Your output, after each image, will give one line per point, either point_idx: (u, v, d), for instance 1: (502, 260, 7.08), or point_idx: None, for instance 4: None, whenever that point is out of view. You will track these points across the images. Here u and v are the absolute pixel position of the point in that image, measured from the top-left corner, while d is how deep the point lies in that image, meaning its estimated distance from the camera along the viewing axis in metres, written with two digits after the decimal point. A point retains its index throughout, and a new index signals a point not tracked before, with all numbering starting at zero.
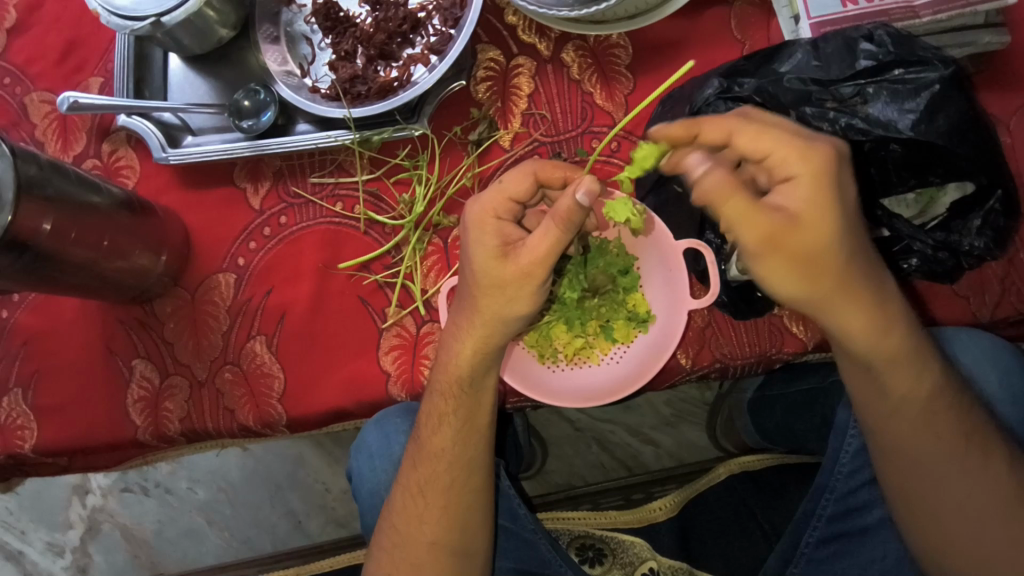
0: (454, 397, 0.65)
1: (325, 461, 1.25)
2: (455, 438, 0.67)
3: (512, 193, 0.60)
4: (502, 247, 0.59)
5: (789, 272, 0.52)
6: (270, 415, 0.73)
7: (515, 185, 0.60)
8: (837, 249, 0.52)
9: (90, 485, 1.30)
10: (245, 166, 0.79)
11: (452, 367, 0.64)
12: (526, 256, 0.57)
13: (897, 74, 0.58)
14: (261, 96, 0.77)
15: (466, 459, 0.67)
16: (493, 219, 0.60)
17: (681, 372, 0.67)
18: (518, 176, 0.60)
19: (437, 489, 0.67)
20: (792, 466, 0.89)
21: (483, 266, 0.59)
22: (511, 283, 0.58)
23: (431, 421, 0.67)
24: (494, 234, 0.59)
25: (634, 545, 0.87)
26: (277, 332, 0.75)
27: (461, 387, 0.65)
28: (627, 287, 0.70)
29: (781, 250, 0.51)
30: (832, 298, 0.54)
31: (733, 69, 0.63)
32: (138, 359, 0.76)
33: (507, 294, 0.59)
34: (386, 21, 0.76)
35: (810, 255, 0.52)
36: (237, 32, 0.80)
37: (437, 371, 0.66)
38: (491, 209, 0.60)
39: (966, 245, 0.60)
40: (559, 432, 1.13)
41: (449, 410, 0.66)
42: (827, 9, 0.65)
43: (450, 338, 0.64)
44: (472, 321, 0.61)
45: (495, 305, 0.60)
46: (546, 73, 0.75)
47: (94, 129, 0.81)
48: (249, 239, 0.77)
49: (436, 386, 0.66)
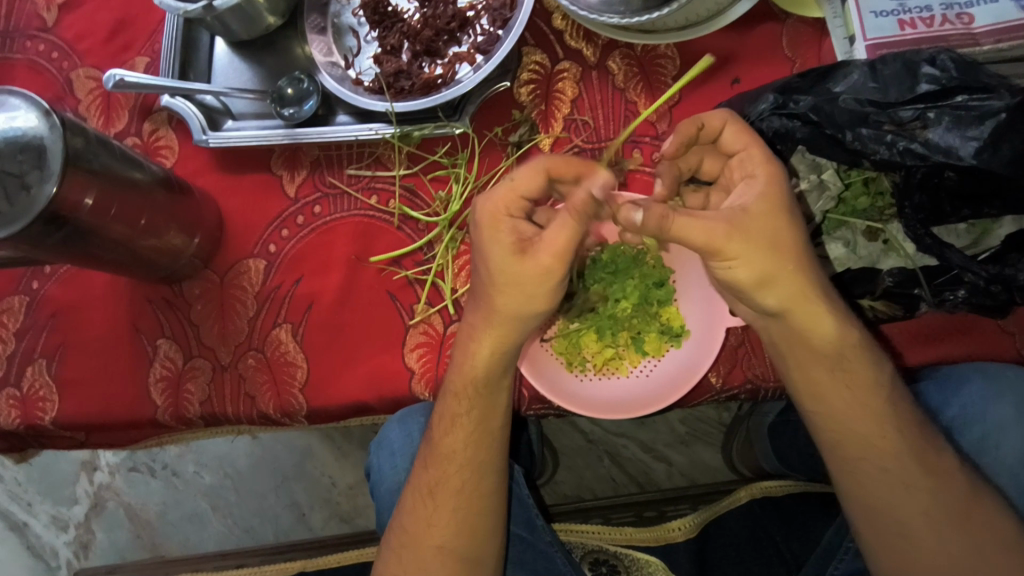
0: (467, 398, 0.64)
1: (333, 455, 1.24)
2: (469, 439, 0.66)
3: (519, 187, 0.59)
4: (518, 243, 0.58)
5: (757, 254, 0.54)
6: (291, 404, 0.73)
7: (526, 183, 0.59)
8: (790, 236, 0.55)
9: (98, 462, 1.30)
10: (283, 153, 0.79)
11: (469, 365, 0.63)
12: (546, 252, 0.56)
13: (961, 100, 0.57)
14: (304, 85, 0.77)
15: (477, 461, 0.66)
16: (505, 218, 0.59)
17: (711, 391, 0.65)
18: (530, 172, 0.59)
19: (457, 492, 0.66)
20: (815, 495, 0.86)
21: (499, 265, 0.58)
22: (525, 279, 0.57)
23: (444, 422, 0.66)
24: (508, 232, 0.58)
25: (650, 564, 0.84)
26: (304, 321, 0.75)
27: (476, 389, 0.63)
28: (661, 299, 0.68)
29: (749, 240, 0.53)
30: (787, 286, 0.55)
31: (790, 87, 0.62)
32: (164, 339, 0.76)
33: (525, 290, 0.58)
34: (434, 18, 0.76)
35: (770, 235, 0.54)
36: (285, 20, 0.80)
37: (454, 374, 0.64)
38: (501, 204, 0.59)
39: (1021, 278, 0.58)
40: (571, 442, 1.12)
41: (463, 410, 0.64)
42: (883, 32, 0.65)
43: (467, 339, 0.63)
44: (490, 321, 0.60)
45: (509, 302, 0.59)
46: (591, 80, 0.75)
47: (136, 108, 0.81)
48: (282, 226, 0.77)
49: (448, 387, 0.64)
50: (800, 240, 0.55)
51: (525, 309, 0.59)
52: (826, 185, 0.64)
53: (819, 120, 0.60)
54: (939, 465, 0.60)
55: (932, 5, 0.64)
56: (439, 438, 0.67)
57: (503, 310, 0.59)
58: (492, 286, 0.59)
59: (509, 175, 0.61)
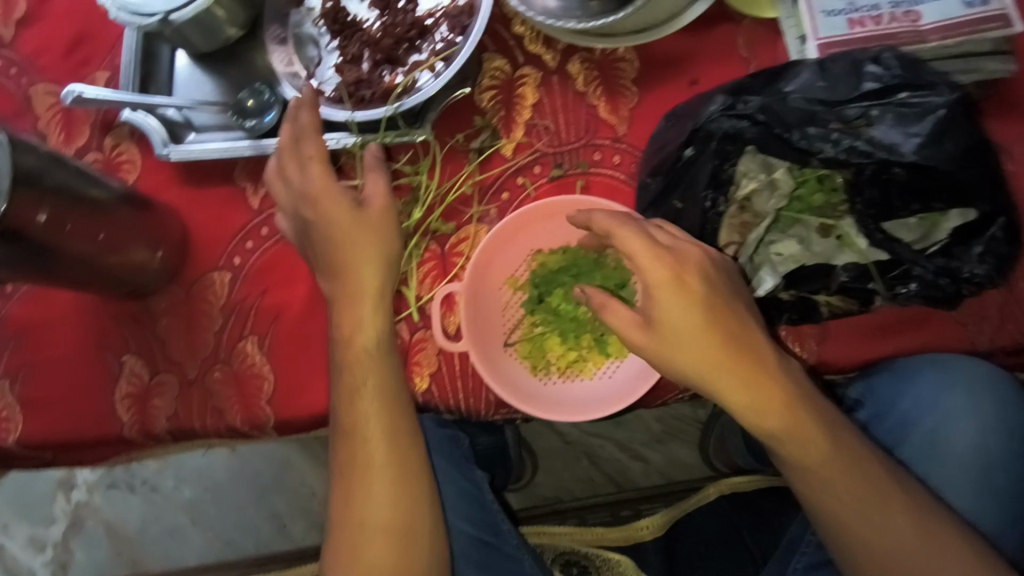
0: (363, 368, 0.65)
1: (312, 465, 1.23)
2: (378, 418, 0.65)
3: (321, 162, 0.67)
4: (353, 202, 0.67)
5: (683, 343, 0.57)
6: (258, 417, 0.72)
7: (317, 149, 0.67)
8: (714, 337, 0.57)
9: (75, 480, 1.29)
10: (247, 165, 0.79)
11: (352, 331, 0.66)
12: (375, 203, 0.67)
13: (903, 97, 0.58)
14: (265, 97, 0.77)
15: (395, 435, 0.66)
16: (326, 185, 0.67)
17: (676, 389, 0.66)
18: (319, 150, 0.67)
19: (376, 474, 0.66)
20: (783, 490, 0.88)
21: (338, 219, 0.66)
22: (346, 228, 0.66)
23: (348, 399, 0.65)
24: (335, 195, 0.66)
25: (620, 564, 0.85)
26: (270, 333, 0.74)
27: (368, 356, 0.65)
28: (623, 301, 0.70)
29: (665, 332, 0.57)
30: (715, 386, 0.57)
31: (741, 85, 0.62)
32: (130, 355, 0.75)
33: (377, 233, 0.67)
34: (393, 26, 0.76)
35: (686, 343, 0.57)
36: (245, 32, 0.80)
37: (340, 347, 0.67)
38: (316, 180, 0.66)
39: (966, 270, 0.60)
40: (549, 444, 1.12)
41: (366, 388, 0.65)
42: (835, 31, 0.66)
43: (342, 309, 0.66)
44: (342, 279, 0.66)
45: (366, 249, 0.66)
46: (552, 85, 0.75)
47: (97, 122, 0.81)
48: (247, 238, 0.77)
49: (344, 365, 0.66)
50: (722, 344, 0.57)
51: (375, 257, 0.67)
52: (776, 186, 0.65)
53: (767, 118, 0.60)
54: (919, 506, 0.60)
55: (880, 4, 0.65)
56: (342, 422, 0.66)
57: (352, 265, 0.66)
58: (326, 239, 0.66)
59: (304, 157, 0.67)
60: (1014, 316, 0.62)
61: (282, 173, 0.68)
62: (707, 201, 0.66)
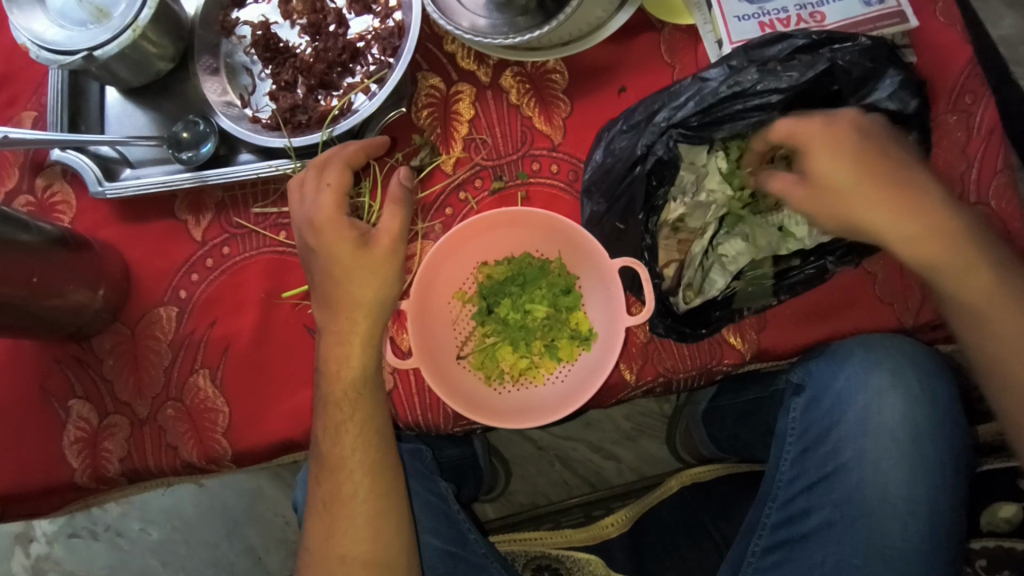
0: (350, 403, 0.64)
1: (283, 494, 1.21)
2: (355, 443, 0.64)
3: (339, 187, 0.63)
4: (358, 236, 0.62)
5: (832, 214, 0.60)
6: (215, 450, 0.72)
7: (340, 180, 0.64)
8: (881, 203, 0.58)
9: (34, 532, 1.24)
10: (186, 198, 0.78)
11: (338, 366, 0.64)
12: (385, 235, 0.63)
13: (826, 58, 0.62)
14: (200, 128, 0.77)
15: (372, 461, 0.65)
16: (336, 219, 0.62)
17: (627, 387, 0.68)
18: (339, 174, 0.64)
19: (356, 499, 0.64)
20: (743, 475, 0.91)
21: (343, 258, 0.62)
22: (350, 264, 0.62)
23: (330, 432, 0.64)
24: (343, 232, 0.62)
25: (589, 564, 0.87)
26: (221, 365, 0.74)
27: (354, 391, 0.63)
28: (569, 306, 0.71)
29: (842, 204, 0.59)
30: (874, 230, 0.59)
31: (663, 98, 0.64)
32: (75, 400, 0.74)
33: (376, 272, 0.63)
34: (325, 50, 0.76)
35: (850, 198, 0.59)
36: (176, 64, 0.79)
37: (326, 382, 0.64)
38: (330, 207, 0.62)
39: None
40: (521, 451, 1.12)
41: (348, 416, 0.64)
42: (746, 34, 0.71)
43: (333, 344, 0.64)
44: (340, 314, 0.63)
45: (367, 290, 0.63)
46: (487, 99, 0.77)
47: (28, 164, 0.79)
48: (191, 271, 0.76)
49: (329, 397, 0.64)
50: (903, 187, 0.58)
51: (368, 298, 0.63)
52: (707, 202, 0.68)
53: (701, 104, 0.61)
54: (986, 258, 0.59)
55: (787, 8, 0.71)
56: (319, 450, 0.65)
57: (352, 302, 0.62)
58: (327, 273, 0.62)
59: (320, 181, 0.64)
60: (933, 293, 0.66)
61: (300, 188, 0.64)
62: (646, 224, 0.66)
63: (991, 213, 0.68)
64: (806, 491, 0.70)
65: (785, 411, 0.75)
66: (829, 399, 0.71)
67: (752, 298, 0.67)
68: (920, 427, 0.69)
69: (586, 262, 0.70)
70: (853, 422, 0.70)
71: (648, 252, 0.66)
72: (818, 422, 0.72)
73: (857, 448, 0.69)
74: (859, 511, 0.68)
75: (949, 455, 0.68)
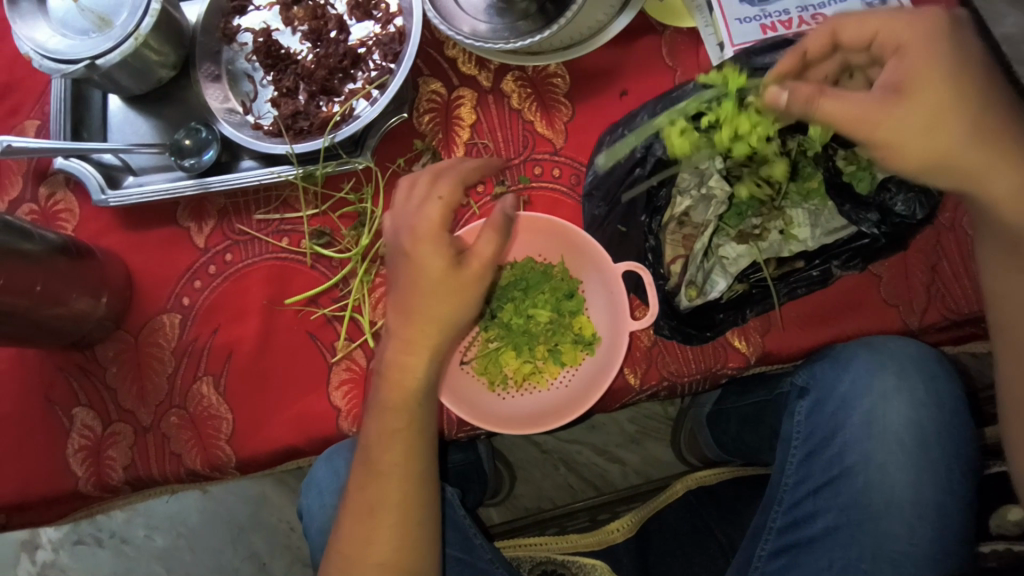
0: (406, 412, 0.61)
1: (288, 500, 1.21)
2: (404, 452, 0.62)
3: (449, 204, 0.57)
4: (455, 255, 0.57)
5: (916, 140, 0.52)
6: (218, 458, 0.72)
7: (450, 194, 0.58)
8: (957, 115, 0.52)
9: (40, 539, 1.25)
10: (189, 205, 0.78)
11: (400, 374, 0.60)
12: (477, 259, 0.58)
13: None
14: (202, 135, 0.77)
15: (417, 473, 0.62)
16: (436, 232, 0.57)
17: (631, 392, 0.68)
18: (451, 187, 0.58)
19: (394, 507, 0.62)
20: (747, 478, 0.90)
21: (432, 273, 0.57)
22: (437, 284, 0.57)
23: (376, 440, 0.62)
24: (439, 248, 0.57)
25: (595, 567, 0.86)
26: (225, 372, 0.74)
27: (413, 402, 0.61)
28: (572, 310, 0.71)
29: (896, 118, 0.52)
30: (958, 155, 0.52)
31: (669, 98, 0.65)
32: (79, 407, 0.74)
33: (460, 294, 0.58)
34: (326, 57, 0.76)
35: (945, 112, 0.52)
36: (178, 71, 0.79)
37: (383, 386, 0.61)
38: (434, 221, 0.57)
39: (897, 208, 0.63)
40: (525, 455, 1.12)
41: (400, 423, 0.61)
42: (748, 37, 0.71)
43: (399, 350, 0.60)
44: (411, 324, 0.59)
45: (447, 309, 0.58)
46: (488, 104, 0.77)
47: (30, 172, 0.79)
48: (194, 278, 0.76)
49: (384, 400, 0.61)
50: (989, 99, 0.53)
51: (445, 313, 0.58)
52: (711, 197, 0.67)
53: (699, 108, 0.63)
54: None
55: (789, 9, 0.71)
56: (369, 451, 0.62)
57: (428, 318, 0.58)
58: (410, 285, 0.58)
59: (427, 189, 0.59)
60: (940, 294, 0.65)
61: (407, 191, 0.59)
62: (649, 225, 0.67)
63: None
64: (812, 495, 0.70)
65: (789, 413, 0.74)
66: (833, 402, 0.70)
67: (753, 300, 0.67)
68: (925, 431, 0.68)
69: (589, 266, 0.71)
70: (858, 426, 0.69)
71: (652, 255, 0.67)
72: (823, 425, 0.71)
73: (862, 452, 0.69)
74: (865, 516, 0.67)
75: (956, 459, 0.68)
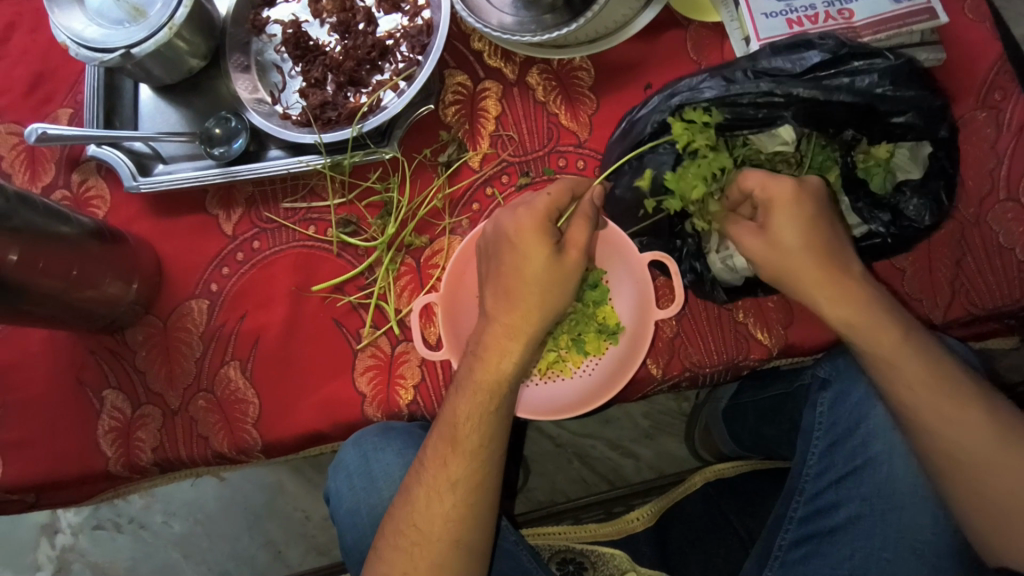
0: (488, 391, 0.63)
1: (304, 488, 1.22)
2: (486, 434, 0.63)
3: (555, 202, 0.63)
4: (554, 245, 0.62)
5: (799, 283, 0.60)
6: (245, 441, 0.73)
7: (558, 194, 0.64)
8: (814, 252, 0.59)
9: (59, 524, 1.26)
10: (217, 193, 0.79)
11: (498, 356, 0.63)
12: (574, 248, 0.63)
13: (853, 62, 0.62)
14: (232, 124, 0.78)
15: (482, 454, 0.64)
16: (537, 226, 0.62)
17: (653, 382, 0.69)
18: (559, 187, 0.64)
19: (441, 490, 0.63)
20: (765, 472, 0.91)
21: (537, 262, 0.62)
22: (542, 271, 0.62)
23: (453, 419, 0.64)
24: (541, 240, 0.62)
25: (615, 557, 0.86)
26: (252, 357, 0.75)
27: (503, 385, 0.63)
28: (596, 300, 0.71)
29: (783, 257, 0.60)
30: (823, 280, 0.59)
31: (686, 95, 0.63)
32: (109, 390, 0.75)
33: (553, 285, 0.63)
34: (354, 48, 0.77)
35: (801, 249, 0.59)
36: (208, 62, 0.81)
37: (474, 366, 0.64)
38: (539, 213, 0.62)
39: (907, 211, 0.67)
40: (540, 448, 1.13)
41: (486, 405, 0.63)
42: (774, 31, 0.70)
43: (496, 334, 0.64)
44: (512, 308, 0.63)
45: (549, 301, 0.63)
46: (513, 96, 0.78)
47: (63, 160, 0.81)
48: (222, 265, 0.78)
49: (471, 380, 0.64)
50: (805, 239, 0.59)
51: (544, 303, 0.63)
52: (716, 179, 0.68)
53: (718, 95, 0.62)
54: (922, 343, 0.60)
55: (816, 4, 0.70)
56: (453, 431, 0.63)
57: (530, 302, 0.63)
58: (512, 270, 0.62)
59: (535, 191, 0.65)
60: (963, 289, 0.68)
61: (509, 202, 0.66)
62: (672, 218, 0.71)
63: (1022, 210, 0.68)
64: (835, 485, 0.71)
65: (812, 404, 0.74)
66: (858, 394, 0.71)
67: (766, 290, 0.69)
68: None
69: (616, 258, 0.72)
70: (881, 416, 0.70)
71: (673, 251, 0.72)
72: (847, 417, 0.71)
73: (885, 443, 0.69)
74: (889, 506, 0.68)
75: None
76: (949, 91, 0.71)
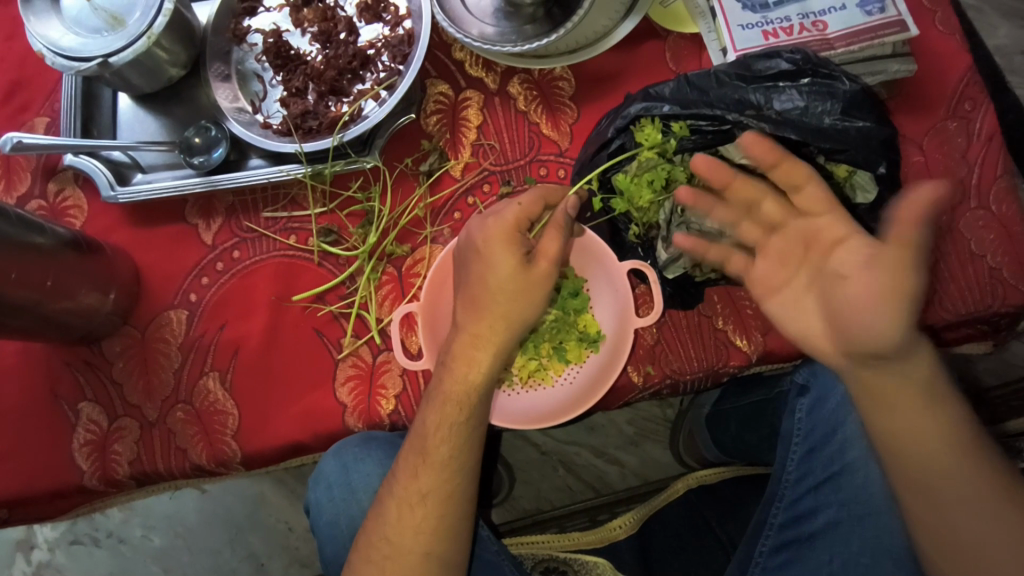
0: (461, 402, 0.63)
1: (287, 500, 1.21)
2: (456, 444, 0.63)
3: (527, 211, 0.63)
4: (523, 256, 0.62)
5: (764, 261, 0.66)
6: (224, 453, 0.72)
7: (531, 205, 0.63)
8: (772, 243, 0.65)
9: (35, 539, 1.24)
10: (197, 203, 0.79)
11: (465, 367, 0.63)
12: (544, 259, 0.63)
13: (808, 82, 0.65)
14: (212, 133, 0.78)
15: (456, 463, 0.63)
16: (506, 236, 0.62)
17: (635, 390, 0.69)
18: (531, 198, 0.64)
19: (419, 500, 0.63)
20: (747, 478, 0.91)
21: (504, 273, 0.62)
22: (506, 282, 0.62)
23: (427, 430, 0.63)
24: (507, 250, 0.62)
25: (598, 565, 0.85)
26: (231, 367, 0.74)
27: (470, 395, 0.63)
28: (577, 308, 0.73)
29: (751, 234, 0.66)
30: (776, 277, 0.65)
31: (649, 109, 0.66)
32: (86, 402, 0.74)
33: (520, 293, 0.63)
34: (335, 58, 0.77)
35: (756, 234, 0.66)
36: (187, 71, 0.80)
37: (445, 376, 0.64)
38: (510, 223, 0.62)
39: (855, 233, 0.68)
40: (525, 457, 1.12)
41: (456, 415, 0.63)
42: (750, 42, 0.71)
43: (464, 345, 0.64)
44: (481, 316, 0.63)
45: (516, 309, 0.63)
46: (495, 105, 0.78)
47: (39, 169, 0.80)
48: (201, 274, 0.77)
49: (441, 385, 0.63)
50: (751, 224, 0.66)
51: (509, 314, 0.63)
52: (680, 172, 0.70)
53: (682, 103, 0.65)
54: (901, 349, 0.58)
55: (790, 17, 0.71)
56: (422, 441, 0.63)
57: (495, 312, 0.63)
58: (478, 279, 0.63)
59: (512, 199, 0.65)
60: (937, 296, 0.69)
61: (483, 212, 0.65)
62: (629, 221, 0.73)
63: (993, 218, 0.70)
64: (813, 491, 0.72)
65: (789, 412, 0.75)
66: (835, 403, 0.72)
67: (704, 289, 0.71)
68: None
69: (596, 266, 0.73)
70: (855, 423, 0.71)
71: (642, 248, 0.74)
72: (823, 424, 0.72)
73: (863, 447, 0.70)
74: (865, 511, 0.69)
75: None
76: (921, 101, 0.73)
